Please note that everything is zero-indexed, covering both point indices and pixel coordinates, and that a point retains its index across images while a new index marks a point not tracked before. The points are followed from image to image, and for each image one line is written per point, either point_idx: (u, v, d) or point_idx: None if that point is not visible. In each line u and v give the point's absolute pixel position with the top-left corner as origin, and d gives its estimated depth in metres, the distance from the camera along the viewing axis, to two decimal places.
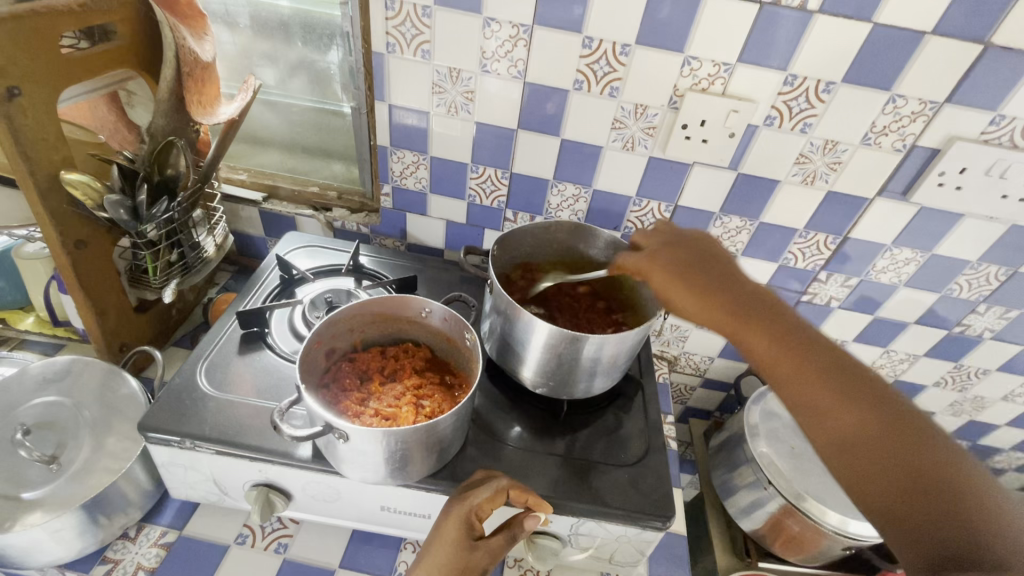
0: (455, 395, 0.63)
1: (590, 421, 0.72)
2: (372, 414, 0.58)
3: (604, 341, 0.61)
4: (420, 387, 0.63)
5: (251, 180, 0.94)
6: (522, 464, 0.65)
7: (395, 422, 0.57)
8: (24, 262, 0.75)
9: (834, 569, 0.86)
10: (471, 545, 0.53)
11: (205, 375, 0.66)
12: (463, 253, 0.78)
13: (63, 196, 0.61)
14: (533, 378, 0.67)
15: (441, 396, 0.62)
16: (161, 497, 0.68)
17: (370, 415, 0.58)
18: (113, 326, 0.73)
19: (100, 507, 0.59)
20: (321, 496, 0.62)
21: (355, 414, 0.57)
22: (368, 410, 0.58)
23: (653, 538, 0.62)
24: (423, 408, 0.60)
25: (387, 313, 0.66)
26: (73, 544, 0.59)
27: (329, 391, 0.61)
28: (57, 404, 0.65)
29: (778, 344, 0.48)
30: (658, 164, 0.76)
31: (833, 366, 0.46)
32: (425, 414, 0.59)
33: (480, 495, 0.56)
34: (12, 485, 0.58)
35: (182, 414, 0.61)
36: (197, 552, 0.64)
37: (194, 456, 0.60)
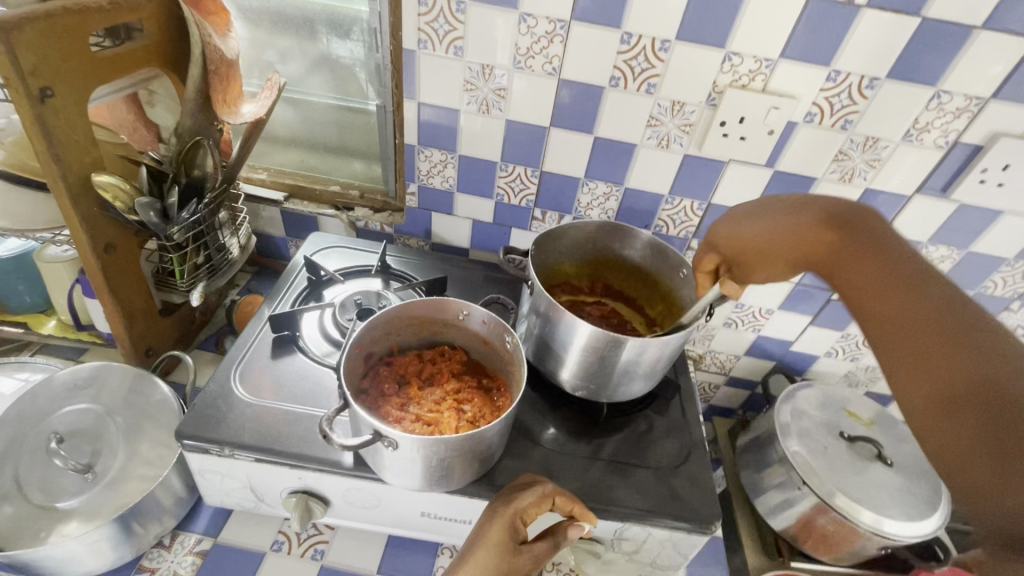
0: (495, 400, 0.62)
1: (627, 423, 0.71)
2: (413, 420, 0.57)
3: (647, 344, 0.60)
4: (459, 391, 0.62)
5: (271, 180, 0.92)
6: (561, 467, 0.64)
7: (438, 428, 0.56)
8: (47, 265, 0.74)
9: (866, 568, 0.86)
10: (516, 549, 0.52)
11: (238, 379, 0.65)
12: (501, 253, 0.74)
13: (94, 200, 0.60)
14: (571, 380, 0.66)
15: (481, 401, 0.61)
16: (194, 504, 0.67)
17: (411, 421, 0.57)
18: (140, 331, 0.72)
19: (137, 516, 0.58)
20: (360, 503, 0.61)
21: (397, 420, 0.56)
22: (409, 416, 0.57)
23: (697, 543, 0.61)
24: (464, 414, 0.59)
25: (425, 316, 0.65)
26: (109, 554, 0.58)
27: (368, 396, 0.59)
28: (88, 411, 0.64)
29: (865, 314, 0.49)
30: (694, 162, 0.74)
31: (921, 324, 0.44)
32: (467, 420, 0.58)
33: (526, 498, 0.55)
34: (48, 495, 0.57)
35: (218, 420, 0.60)
36: (233, 559, 0.63)
37: (231, 464, 0.59)
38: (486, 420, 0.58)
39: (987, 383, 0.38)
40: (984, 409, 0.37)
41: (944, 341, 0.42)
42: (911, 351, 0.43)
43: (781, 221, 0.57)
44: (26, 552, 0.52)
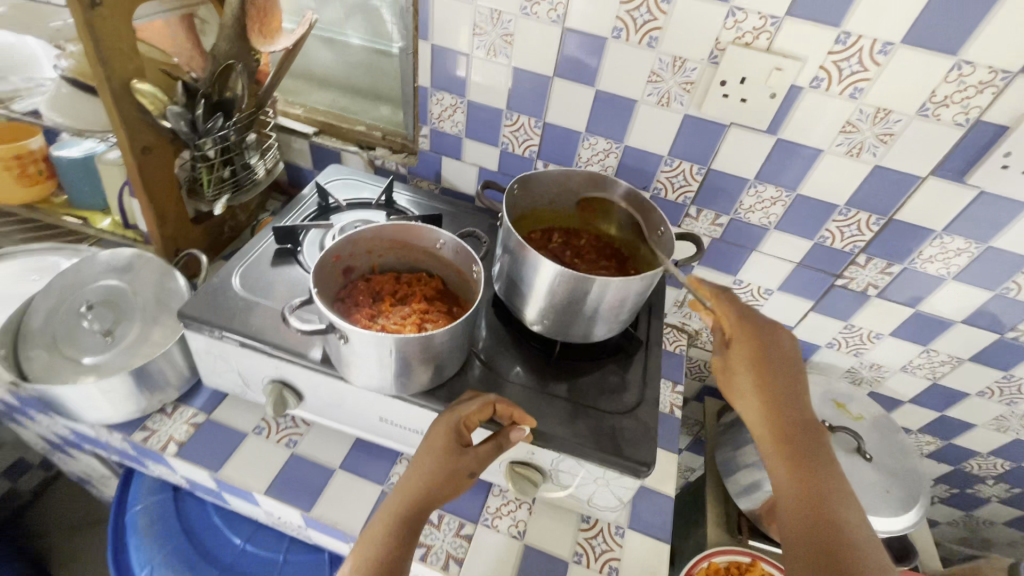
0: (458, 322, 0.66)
1: (588, 369, 0.72)
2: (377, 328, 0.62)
3: (606, 285, 0.62)
4: (425, 311, 0.66)
5: (305, 115, 0.99)
6: (511, 397, 0.67)
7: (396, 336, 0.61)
8: (105, 167, 0.85)
9: None
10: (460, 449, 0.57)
11: (239, 278, 0.72)
12: (481, 189, 0.77)
13: (134, 104, 0.68)
14: (536, 317, 0.69)
15: (443, 322, 0.65)
16: (195, 384, 0.76)
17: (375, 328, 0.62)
18: (171, 231, 0.82)
19: (143, 380, 0.68)
20: (328, 400, 0.68)
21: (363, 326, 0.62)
22: (375, 324, 0.62)
23: (631, 485, 0.63)
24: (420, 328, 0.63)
25: (405, 240, 0.70)
26: (117, 407, 0.68)
27: (341, 304, 0.65)
28: (116, 287, 0.74)
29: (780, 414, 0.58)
30: (694, 123, 0.74)
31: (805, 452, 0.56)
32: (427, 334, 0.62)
33: (468, 407, 0.59)
34: (74, 348, 0.68)
35: (215, 308, 0.67)
36: (219, 434, 0.72)
37: (223, 347, 0.67)
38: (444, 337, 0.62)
39: (821, 522, 0.51)
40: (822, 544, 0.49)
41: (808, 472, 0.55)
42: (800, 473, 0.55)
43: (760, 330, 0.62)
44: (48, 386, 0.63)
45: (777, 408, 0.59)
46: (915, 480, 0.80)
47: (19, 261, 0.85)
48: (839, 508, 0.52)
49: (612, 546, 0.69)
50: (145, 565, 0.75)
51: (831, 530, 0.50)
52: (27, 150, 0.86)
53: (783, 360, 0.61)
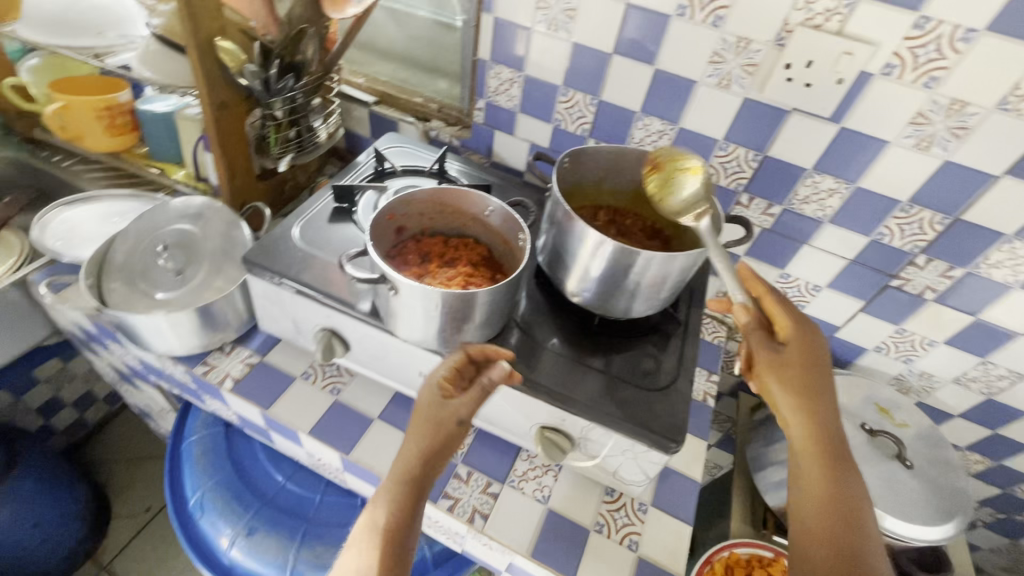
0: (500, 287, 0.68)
1: (624, 345, 0.73)
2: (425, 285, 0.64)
3: (650, 261, 0.62)
4: (470, 274, 0.69)
5: (367, 85, 1.04)
6: (547, 365, 0.68)
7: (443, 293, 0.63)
8: (183, 121, 0.92)
9: None
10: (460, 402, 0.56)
11: (299, 231, 0.76)
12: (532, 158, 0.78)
13: (216, 60, 0.73)
14: (577, 289, 0.70)
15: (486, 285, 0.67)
16: (252, 328, 0.82)
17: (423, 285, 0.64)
18: (239, 185, 0.87)
19: (206, 318, 0.73)
20: (372, 352, 0.72)
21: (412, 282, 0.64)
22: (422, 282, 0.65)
23: (658, 461, 0.64)
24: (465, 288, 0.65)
25: (455, 206, 0.73)
26: (182, 341, 0.74)
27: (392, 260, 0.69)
28: (188, 232, 0.80)
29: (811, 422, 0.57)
30: (753, 107, 0.72)
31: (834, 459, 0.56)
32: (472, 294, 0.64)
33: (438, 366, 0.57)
34: (151, 284, 0.74)
35: (275, 255, 0.72)
36: (270, 375, 0.77)
37: (281, 294, 0.72)
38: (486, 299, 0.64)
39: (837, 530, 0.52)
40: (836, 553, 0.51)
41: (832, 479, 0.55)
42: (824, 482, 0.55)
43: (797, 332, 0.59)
44: (129, 317, 0.69)
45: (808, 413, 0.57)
46: (957, 495, 0.77)
47: (105, 204, 0.92)
48: (857, 518, 0.53)
49: (634, 521, 0.70)
50: (197, 490, 0.82)
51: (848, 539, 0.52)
52: (116, 102, 0.93)
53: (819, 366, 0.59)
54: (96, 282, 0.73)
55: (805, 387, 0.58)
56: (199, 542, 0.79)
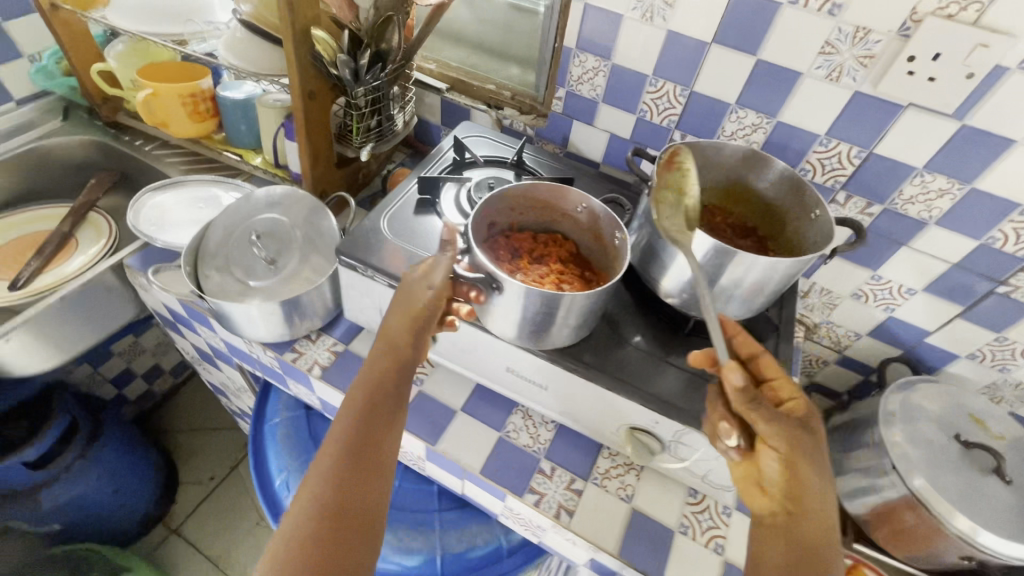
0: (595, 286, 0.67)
1: (715, 347, 0.71)
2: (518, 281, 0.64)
3: (753, 265, 0.60)
4: (562, 272, 0.68)
5: (438, 71, 1.02)
6: (637, 365, 0.67)
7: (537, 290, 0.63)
8: (264, 109, 0.92)
9: None
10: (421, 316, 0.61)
11: (387, 223, 0.77)
12: (629, 154, 0.70)
13: (309, 49, 0.73)
14: (670, 289, 0.68)
15: (580, 285, 0.66)
16: (336, 316, 0.84)
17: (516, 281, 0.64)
18: (320, 174, 0.88)
19: (297, 307, 0.75)
20: (460, 346, 0.73)
21: None
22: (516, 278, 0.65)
23: None
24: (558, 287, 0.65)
25: (546, 201, 0.72)
26: (273, 329, 0.76)
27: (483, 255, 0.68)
28: (278, 221, 0.81)
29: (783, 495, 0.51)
30: (864, 101, 0.68)
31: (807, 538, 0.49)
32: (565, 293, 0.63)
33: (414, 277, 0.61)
34: (245, 273, 0.76)
35: (366, 248, 0.73)
36: (356, 364, 0.79)
37: (371, 285, 0.73)
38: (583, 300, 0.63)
39: None
40: None
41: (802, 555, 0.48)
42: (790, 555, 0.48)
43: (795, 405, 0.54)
44: (228, 305, 0.71)
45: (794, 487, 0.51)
46: None
47: (183, 189, 0.95)
48: None
49: (718, 523, 0.70)
50: (283, 470, 0.85)
51: None
52: (199, 89, 0.95)
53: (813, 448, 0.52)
54: (193, 269, 0.75)
55: (811, 470, 0.51)
56: None
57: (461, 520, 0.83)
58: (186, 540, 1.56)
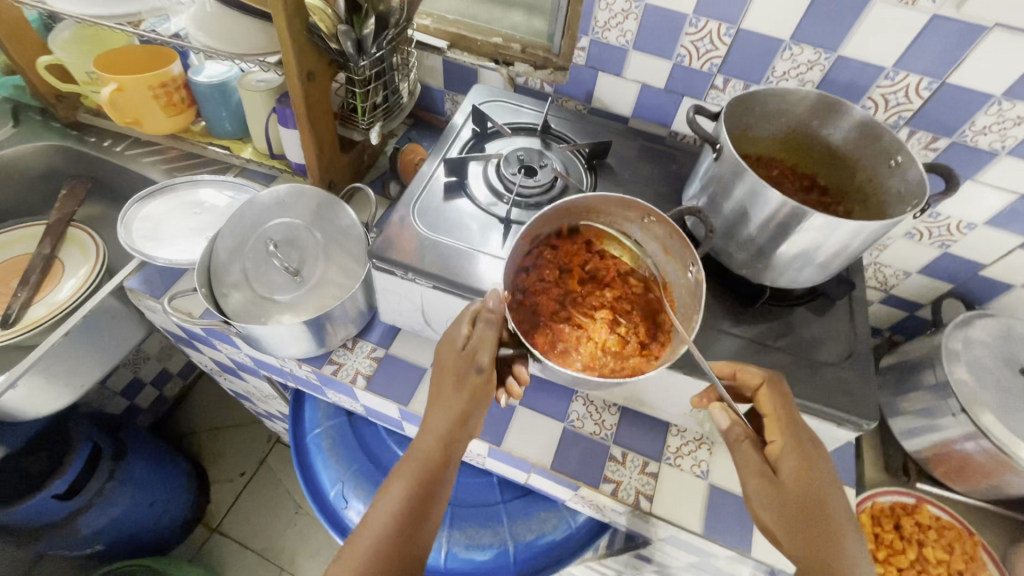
0: (655, 314, 0.62)
1: (786, 313, 0.67)
2: (567, 322, 0.60)
3: (836, 230, 0.54)
4: (619, 299, 0.63)
5: (434, 26, 0.90)
6: (711, 344, 0.64)
7: (588, 337, 0.59)
8: (248, 94, 0.81)
9: (1000, 506, 0.83)
10: (465, 379, 0.55)
11: (418, 215, 0.69)
12: (690, 111, 0.62)
13: (303, 21, 0.62)
14: (739, 258, 0.64)
15: (639, 316, 0.62)
16: (370, 318, 0.77)
17: (565, 323, 0.60)
18: (327, 163, 0.79)
19: (331, 319, 0.68)
20: None
21: (553, 321, 0.60)
22: (564, 317, 0.60)
23: (842, 437, 0.61)
24: (613, 325, 0.61)
25: (604, 209, 0.62)
26: (308, 343, 0.70)
27: (528, 278, 0.62)
28: (292, 224, 0.73)
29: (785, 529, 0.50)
30: (942, 26, 0.61)
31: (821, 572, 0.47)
32: (620, 337, 0.60)
33: (458, 329, 0.57)
34: (267, 287, 0.69)
35: (401, 247, 0.65)
36: (402, 369, 0.74)
37: (411, 287, 0.66)
38: (642, 343, 0.60)
39: None
40: None
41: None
42: None
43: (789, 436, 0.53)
44: (259, 328, 0.64)
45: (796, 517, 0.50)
46: None
47: (175, 194, 0.86)
48: None
49: None
50: (335, 482, 0.82)
51: None
52: (170, 77, 0.83)
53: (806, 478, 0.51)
54: (209, 290, 0.67)
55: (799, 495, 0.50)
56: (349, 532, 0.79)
57: (527, 507, 0.83)
58: (228, 537, 1.56)
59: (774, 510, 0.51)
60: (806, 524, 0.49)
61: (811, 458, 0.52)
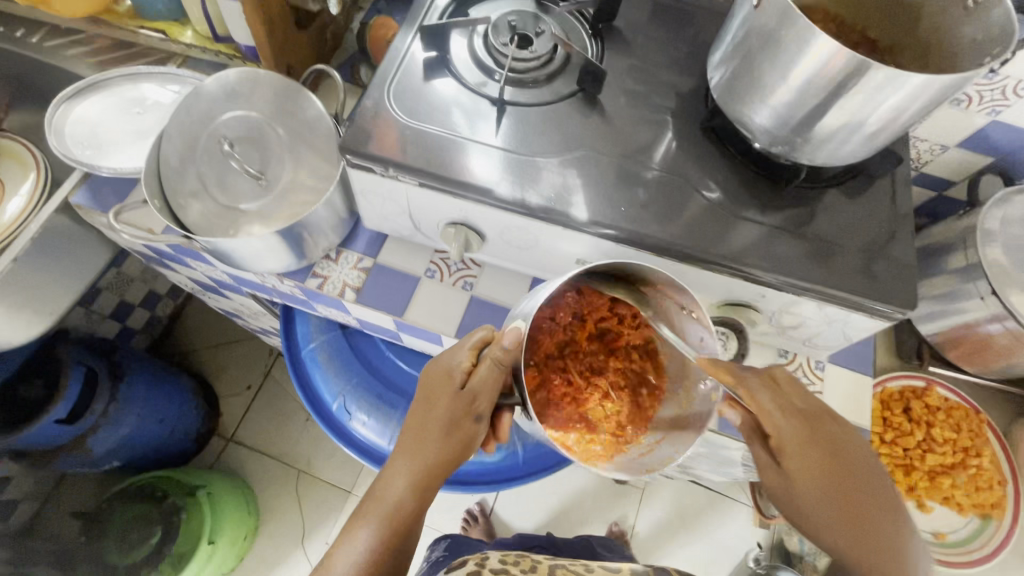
0: (645, 396, 0.60)
1: (820, 195, 0.59)
2: (559, 383, 0.58)
3: (892, 89, 0.46)
4: (619, 371, 0.60)
5: None
6: (739, 236, 0.56)
7: (575, 400, 0.58)
8: None
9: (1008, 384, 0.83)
10: (460, 424, 0.56)
11: (393, 98, 0.59)
12: None
13: None
14: (774, 133, 0.55)
15: (630, 396, 0.60)
16: (353, 225, 0.70)
17: (557, 383, 0.58)
18: (280, 42, 0.68)
19: (307, 229, 0.60)
20: (516, 242, 0.61)
21: (546, 377, 0.58)
22: (559, 378, 0.58)
23: (869, 328, 0.57)
24: (605, 398, 0.59)
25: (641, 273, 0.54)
26: (284, 256, 0.63)
27: (542, 311, 0.58)
28: (248, 118, 0.63)
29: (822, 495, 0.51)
30: None
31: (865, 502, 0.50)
32: (602, 413, 0.59)
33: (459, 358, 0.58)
34: (230, 196, 0.60)
35: (378, 138, 0.56)
36: (394, 280, 0.68)
37: (395, 187, 0.58)
38: (620, 425, 0.59)
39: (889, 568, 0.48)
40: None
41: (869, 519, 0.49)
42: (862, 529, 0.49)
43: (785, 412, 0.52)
44: (225, 242, 0.57)
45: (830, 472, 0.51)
46: None
47: (110, 91, 0.73)
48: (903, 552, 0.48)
49: (813, 380, 0.67)
50: (337, 395, 0.80)
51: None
52: None
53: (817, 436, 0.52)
54: (163, 202, 0.59)
55: (817, 455, 0.51)
56: (356, 442, 0.78)
57: None
58: (243, 446, 1.61)
59: (808, 490, 0.51)
60: (838, 489, 0.50)
61: (811, 427, 0.52)
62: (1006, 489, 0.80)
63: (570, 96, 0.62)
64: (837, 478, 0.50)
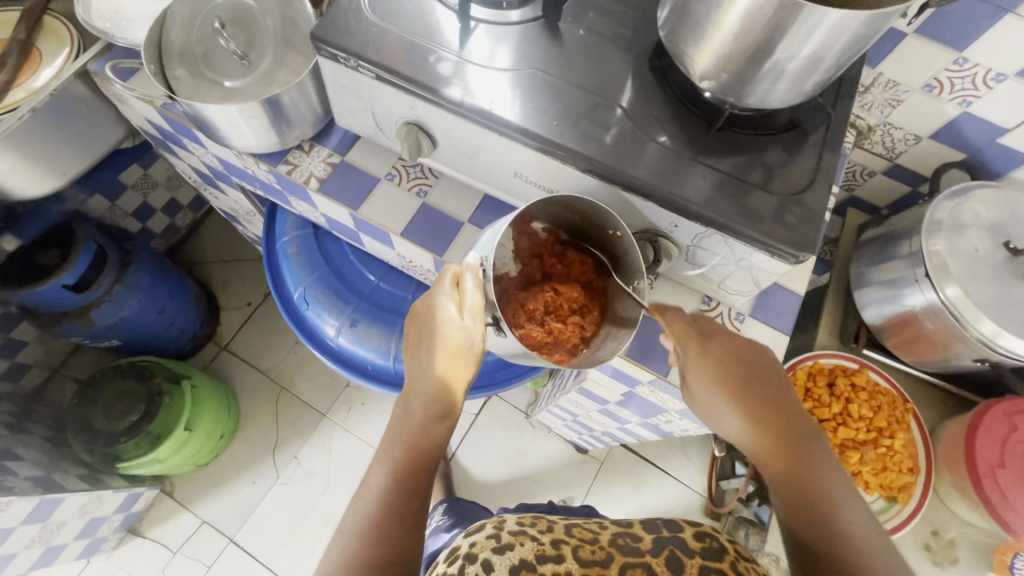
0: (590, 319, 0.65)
1: (752, 142, 0.62)
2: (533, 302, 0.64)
3: (801, 28, 0.48)
4: (575, 304, 0.64)
5: None
6: (666, 168, 0.60)
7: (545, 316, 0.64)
8: None
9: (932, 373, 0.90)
10: (455, 355, 0.65)
11: (368, 0, 0.64)
12: None
13: None
14: (706, 70, 0.57)
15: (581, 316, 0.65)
16: (328, 124, 0.76)
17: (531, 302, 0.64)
18: None
19: (279, 112, 0.67)
20: (463, 150, 0.67)
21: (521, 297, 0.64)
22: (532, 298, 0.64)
23: (775, 271, 0.61)
24: (556, 321, 0.64)
25: (579, 208, 0.61)
26: (258, 136, 0.70)
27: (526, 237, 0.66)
28: (243, 5, 0.69)
29: (753, 411, 0.60)
30: None
31: (785, 422, 0.59)
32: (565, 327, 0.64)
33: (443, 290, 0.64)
34: (216, 72, 0.67)
35: (347, 30, 0.62)
36: (356, 177, 0.74)
37: (357, 79, 0.63)
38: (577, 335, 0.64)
39: (808, 475, 0.56)
40: (815, 493, 0.54)
41: (795, 439, 0.58)
42: (782, 445, 0.58)
43: (722, 344, 0.61)
44: (202, 108, 0.64)
45: (757, 393, 0.60)
46: None
47: None
48: (818, 458, 0.57)
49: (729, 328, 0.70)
50: (300, 285, 0.87)
51: (815, 483, 0.55)
52: None
53: (749, 368, 0.61)
54: (157, 68, 0.66)
55: (747, 377, 0.60)
56: (309, 329, 0.86)
57: None
58: (236, 356, 1.72)
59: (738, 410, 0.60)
60: (763, 405, 0.60)
61: (742, 357, 0.61)
62: (914, 477, 0.91)
63: (533, 21, 0.66)
64: (778, 449, 0.58)
